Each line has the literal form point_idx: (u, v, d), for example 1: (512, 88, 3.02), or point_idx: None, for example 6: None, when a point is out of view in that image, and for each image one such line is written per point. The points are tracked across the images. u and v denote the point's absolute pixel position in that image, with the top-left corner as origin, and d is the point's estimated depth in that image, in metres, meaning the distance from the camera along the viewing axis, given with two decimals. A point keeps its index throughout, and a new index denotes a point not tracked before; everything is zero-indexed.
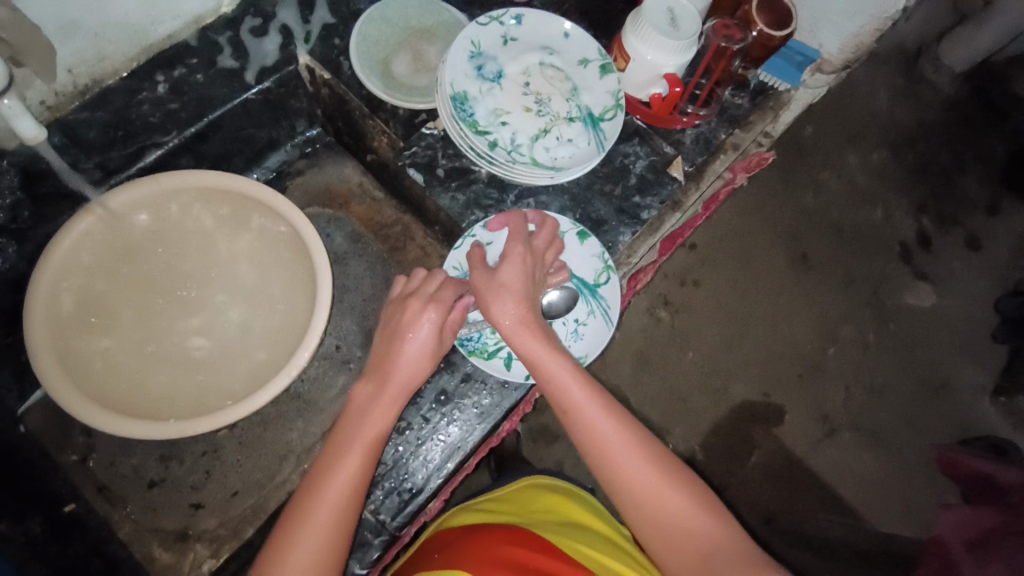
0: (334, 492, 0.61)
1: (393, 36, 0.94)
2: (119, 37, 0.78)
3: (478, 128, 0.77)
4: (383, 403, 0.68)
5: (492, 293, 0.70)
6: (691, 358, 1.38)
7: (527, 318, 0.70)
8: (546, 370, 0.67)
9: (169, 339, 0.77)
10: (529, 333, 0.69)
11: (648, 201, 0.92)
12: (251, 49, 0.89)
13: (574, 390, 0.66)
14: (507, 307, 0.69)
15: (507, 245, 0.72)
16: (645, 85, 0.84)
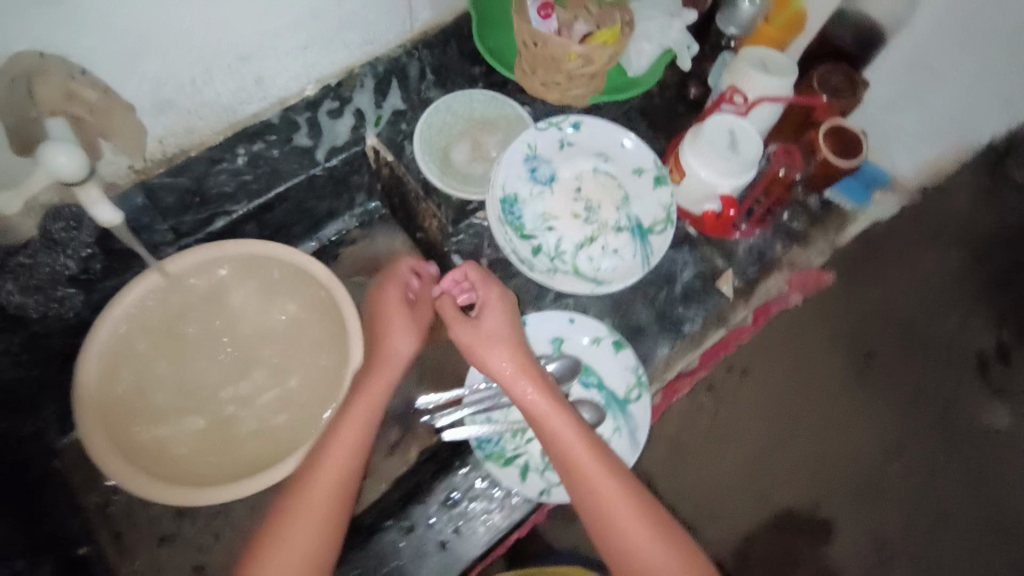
0: (324, 479, 0.66)
1: (456, 125, 0.98)
2: (209, 114, 0.84)
3: (524, 232, 0.78)
4: (362, 399, 0.72)
5: (485, 344, 0.76)
6: (730, 458, 1.27)
7: (522, 365, 0.76)
8: (548, 421, 0.73)
9: (203, 401, 0.81)
10: (528, 380, 0.74)
11: (691, 312, 0.90)
12: (326, 129, 0.95)
13: (577, 446, 0.71)
14: (503, 356, 0.75)
15: (486, 297, 0.79)
16: (699, 200, 0.82)
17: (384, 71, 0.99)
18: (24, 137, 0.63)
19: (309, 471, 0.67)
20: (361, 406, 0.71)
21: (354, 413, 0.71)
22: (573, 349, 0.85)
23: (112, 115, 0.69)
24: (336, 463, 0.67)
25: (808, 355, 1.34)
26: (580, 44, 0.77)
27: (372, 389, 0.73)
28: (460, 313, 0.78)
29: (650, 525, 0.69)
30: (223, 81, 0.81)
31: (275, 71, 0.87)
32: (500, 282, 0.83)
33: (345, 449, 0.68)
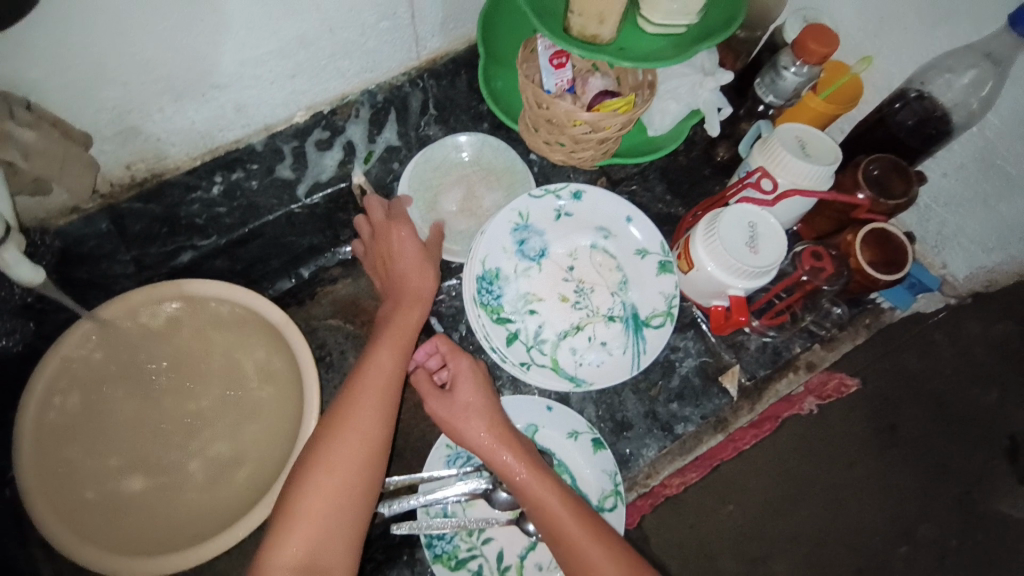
0: (353, 438, 0.63)
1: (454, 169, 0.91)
2: (182, 140, 0.78)
3: (501, 313, 0.70)
4: (387, 356, 0.69)
5: (460, 417, 0.68)
6: (729, 512, 0.86)
7: (502, 434, 0.67)
8: (535, 496, 0.64)
9: (145, 454, 0.75)
10: (507, 452, 0.66)
11: (686, 412, 0.80)
12: (311, 162, 0.89)
13: (568, 520, 0.62)
14: (479, 427, 0.67)
15: (455, 364, 0.70)
16: (707, 294, 0.72)
17: (383, 100, 0.91)
18: None
19: (320, 461, 0.61)
20: (372, 395, 0.66)
21: (365, 402, 0.65)
22: (548, 440, 0.76)
23: (55, 153, 0.64)
24: (347, 455, 0.62)
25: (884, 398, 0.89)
26: (591, 113, 0.68)
27: (387, 378, 0.67)
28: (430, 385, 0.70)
29: None
30: (196, 108, 0.75)
31: (259, 100, 0.80)
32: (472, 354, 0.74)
33: (361, 438, 0.63)
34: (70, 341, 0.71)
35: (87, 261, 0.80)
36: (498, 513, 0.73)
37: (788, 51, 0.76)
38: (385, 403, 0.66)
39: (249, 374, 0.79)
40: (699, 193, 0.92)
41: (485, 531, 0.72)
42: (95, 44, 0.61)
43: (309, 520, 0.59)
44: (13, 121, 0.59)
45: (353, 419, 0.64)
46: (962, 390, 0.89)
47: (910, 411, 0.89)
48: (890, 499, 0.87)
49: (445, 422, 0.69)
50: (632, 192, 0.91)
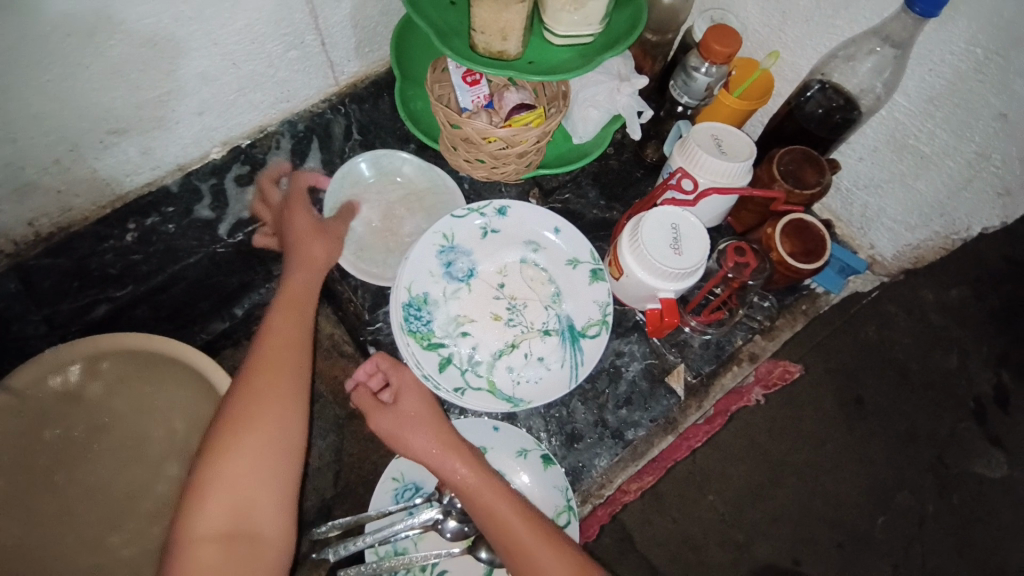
0: (267, 401, 0.61)
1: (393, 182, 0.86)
2: (89, 190, 0.75)
3: (432, 339, 0.68)
4: (294, 319, 0.68)
5: (405, 426, 0.65)
6: (710, 502, 0.86)
7: (450, 441, 0.64)
8: (486, 504, 0.61)
9: (77, 537, 0.70)
10: (457, 459, 0.63)
11: (636, 417, 0.77)
12: (233, 198, 0.86)
13: (522, 530, 0.59)
14: (423, 434, 0.64)
15: (397, 376, 0.68)
16: (640, 298, 0.71)
17: (304, 129, 0.89)
18: None
19: (231, 434, 0.59)
20: (280, 357, 0.65)
21: (274, 363, 0.64)
22: (496, 460, 0.74)
23: None
24: (263, 417, 0.60)
25: (836, 381, 0.90)
26: (505, 130, 0.69)
27: (294, 340, 0.66)
28: (374, 405, 0.67)
29: None
30: (99, 157, 0.73)
31: (166, 141, 0.77)
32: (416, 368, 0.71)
33: (273, 403, 0.61)
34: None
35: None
36: (451, 544, 0.71)
37: (696, 53, 0.78)
38: (296, 362, 0.65)
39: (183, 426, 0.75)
40: (634, 195, 0.92)
41: (438, 564, 0.70)
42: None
43: (229, 484, 0.57)
44: None
45: (266, 385, 0.62)
46: (904, 364, 0.91)
47: (869, 381, 0.90)
48: (848, 478, 0.87)
49: (390, 437, 0.66)
50: (566, 200, 0.90)
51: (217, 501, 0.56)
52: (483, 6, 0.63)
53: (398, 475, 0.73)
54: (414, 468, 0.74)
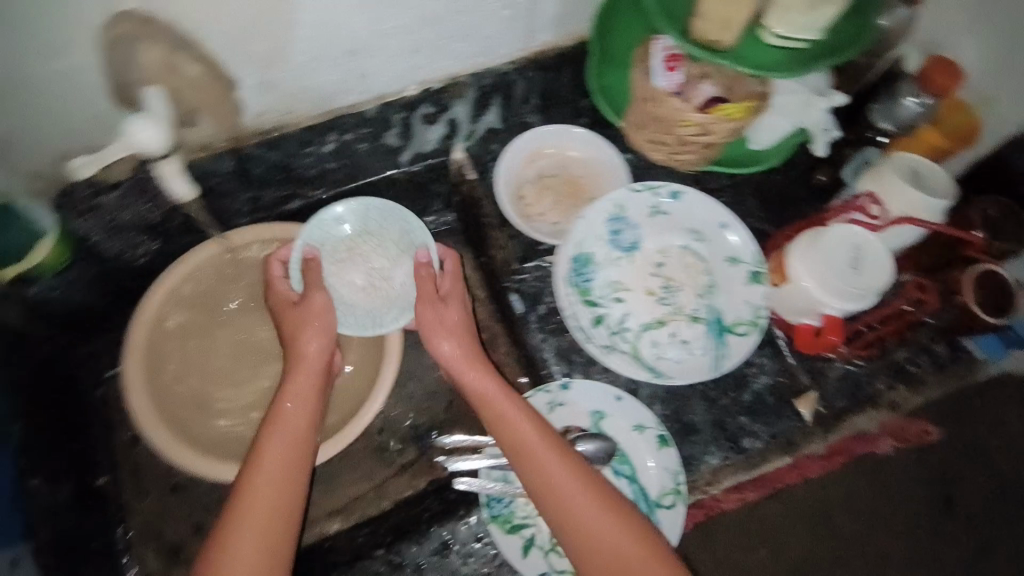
0: (257, 505, 0.63)
1: (391, 241, 0.86)
2: (310, 100, 0.85)
3: (588, 297, 0.73)
4: (288, 413, 0.70)
5: (439, 329, 0.75)
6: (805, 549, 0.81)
7: (469, 353, 0.74)
8: (498, 415, 0.70)
9: (224, 378, 0.85)
10: (478, 369, 0.72)
11: (755, 428, 0.80)
12: (418, 134, 0.95)
13: (533, 441, 0.67)
14: (446, 341, 0.74)
15: (448, 283, 0.79)
16: (802, 312, 0.70)
17: (490, 85, 0.94)
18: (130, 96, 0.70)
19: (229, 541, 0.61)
20: (283, 452, 0.67)
21: (274, 459, 0.66)
22: (613, 428, 0.79)
23: (210, 84, 0.74)
24: (263, 519, 0.63)
25: (964, 459, 0.85)
26: (705, 115, 0.69)
27: (299, 432, 0.69)
28: (428, 288, 0.78)
29: (614, 517, 0.63)
30: (327, 70, 0.81)
31: (381, 69, 0.86)
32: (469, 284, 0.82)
33: (268, 505, 0.63)
34: (166, 285, 0.81)
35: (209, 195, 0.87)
36: None
37: (912, 81, 0.77)
38: (298, 456, 0.67)
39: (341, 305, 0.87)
40: (790, 214, 0.91)
41: None
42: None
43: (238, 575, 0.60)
44: (185, 54, 0.68)
45: (258, 488, 0.64)
46: None
47: (999, 465, 0.85)
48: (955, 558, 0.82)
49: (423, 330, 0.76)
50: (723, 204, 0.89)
51: None
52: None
53: None
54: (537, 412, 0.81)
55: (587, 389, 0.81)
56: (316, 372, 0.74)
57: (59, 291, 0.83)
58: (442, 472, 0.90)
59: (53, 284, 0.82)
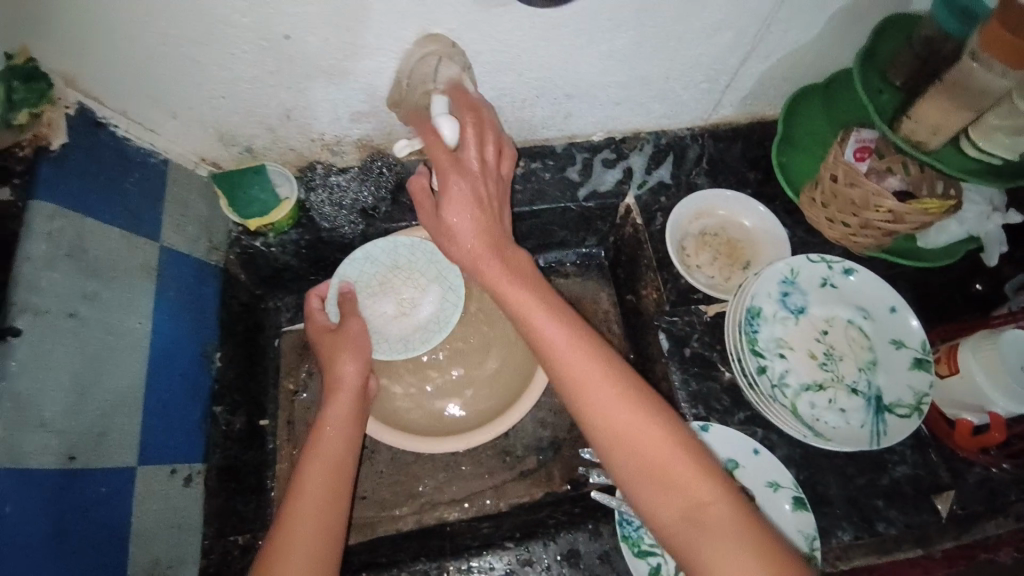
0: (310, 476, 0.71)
1: (420, 272, 0.94)
2: (521, 129, 0.98)
3: (755, 347, 0.77)
4: (336, 402, 0.79)
5: (444, 229, 0.72)
6: None
7: (483, 231, 0.70)
8: (515, 309, 0.67)
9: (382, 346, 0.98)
10: (488, 256, 0.70)
11: (890, 514, 0.82)
12: (595, 174, 1.04)
13: (550, 331, 0.65)
14: (460, 215, 0.69)
15: (439, 168, 0.69)
16: (959, 406, 0.78)
17: (666, 143, 1.04)
18: (407, 108, 0.83)
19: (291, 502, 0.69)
20: (319, 474, 0.71)
21: (314, 478, 0.71)
22: (746, 479, 0.82)
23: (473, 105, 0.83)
24: (308, 534, 0.66)
25: None
26: (901, 204, 0.75)
27: (338, 455, 0.74)
28: (423, 184, 0.72)
29: (633, 408, 0.61)
30: (543, 106, 0.93)
31: (585, 112, 0.96)
32: (491, 118, 0.75)
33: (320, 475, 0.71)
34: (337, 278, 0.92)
35: (413, 192, 0.98)
36: None
37: None
38: (335, 477, 0.72)
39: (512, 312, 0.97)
40: (940, 316, 0.93)
41: None
42: (512, 35, 0.76)
43: (303, 526, 0.66)
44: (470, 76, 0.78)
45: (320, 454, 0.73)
46: None
47: None
48: None
49: (433, 224, 0.73)
50: None
51: (297, 535, 0.65)
52: (933, 103, 0.74)
53: None
54: None
55: (725, 433, 0.83)
56: (351, 398, 0.80)
57: (275, 250, 0.96)
58: (558, 486, 0.95)
59: (274, 243, 0.95)
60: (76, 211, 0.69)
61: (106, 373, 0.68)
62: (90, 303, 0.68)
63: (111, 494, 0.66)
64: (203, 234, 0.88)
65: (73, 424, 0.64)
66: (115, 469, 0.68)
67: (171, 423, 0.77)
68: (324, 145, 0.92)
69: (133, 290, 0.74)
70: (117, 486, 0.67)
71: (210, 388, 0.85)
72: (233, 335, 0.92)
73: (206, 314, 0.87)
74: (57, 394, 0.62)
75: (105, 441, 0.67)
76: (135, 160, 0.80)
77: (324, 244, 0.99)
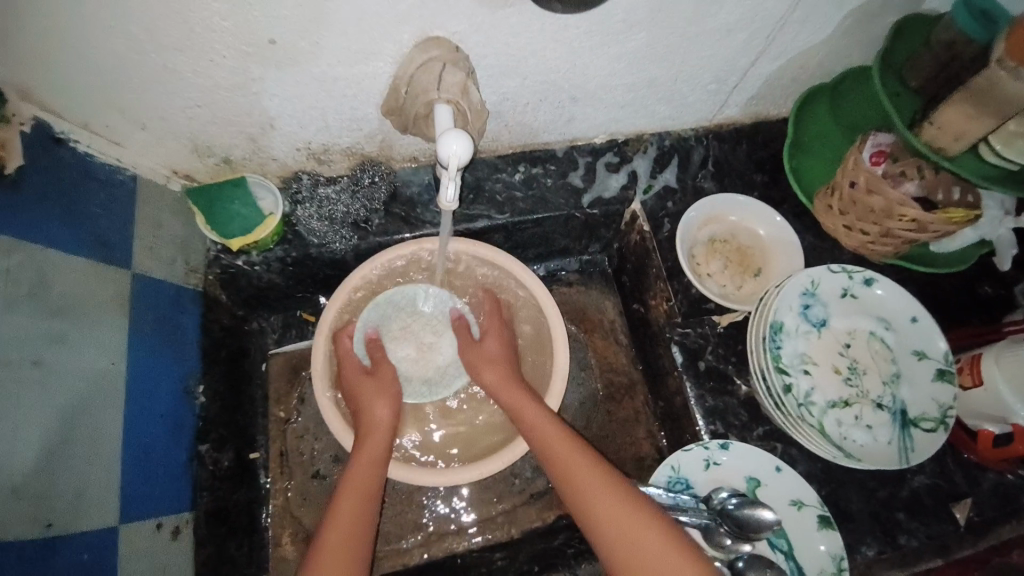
0: (334, 531, 0.69)
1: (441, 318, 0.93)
2: (522, 133, 0.92)
3: (779, 364, 0.74)
4: (372, 438, 0.77)
5: (478, 363, 0.86)
6: None
7: (506, 378, 0.83)
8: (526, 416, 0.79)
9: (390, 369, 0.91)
10: (515, 391, 0.82)
11: (912, 525, 0.79)
12: (599, 179, 0.99)
13: (542, 425, 0.77)
14: (487, 374, 0.84)
15: (488, 321, 0.89)
16: (982, 417, 0.76)
17: (670, 146, 1.00)
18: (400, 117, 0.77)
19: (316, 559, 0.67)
20: (348, 516, 0.70)
21: (343, 520, 0.70)
22: (770, 497, 0.79)
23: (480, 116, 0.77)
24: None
25: None
26: (925, 213, 0.74)
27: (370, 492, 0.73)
28: (465, 333, 0.89)
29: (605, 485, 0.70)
30: (546, 110, 0.87)
31: (588, 116, 0.91)
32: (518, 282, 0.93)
33: (348, 526, 0.70)
34: (341, 299, 0.87)
35: (408, 202, 0.92)
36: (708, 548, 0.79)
37: None
38: (364, 518, 0.71)
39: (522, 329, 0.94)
40: (952, 317, 0.91)
41: None
42: (518, 38, 0.70)
43: None
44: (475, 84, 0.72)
45: (357, 495, 0.72)
46: None
47: None
48: None
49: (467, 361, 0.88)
50: None
51: None
52: (955, 109, 0.72)
53: (676, 465, 0.80)
54: (692, 467, 0.80)
55: (748, 452, 0.80)
56: (383, 436, 0.78)
57: (258, 268, 0.88)
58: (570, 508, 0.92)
59: (257, 261, 0.87)
60: (36, 242, 0.61)
61: (81, 424, 0.60)
62: (55, 347, 0.60)
63: (95, 560, 0.59)
64: (179, 254, 0.80)
65: (46, 486, 0.56)
66: (96, 532, 0.60)
67: (155, 471, 0.69)
68: (310, 154, 0.85)
69: (104, 326, 0.66)
70: (99, 550, 0.60)
71: (195, 425, 0.77)
72: (217, 363, 0.84)
73: (186, 343, 0.79)
74: (26, 455, 0.55)
75: (84, 500, 0.59)
76: (100, 179, 0.72)
77: (311, 261, 0.91)
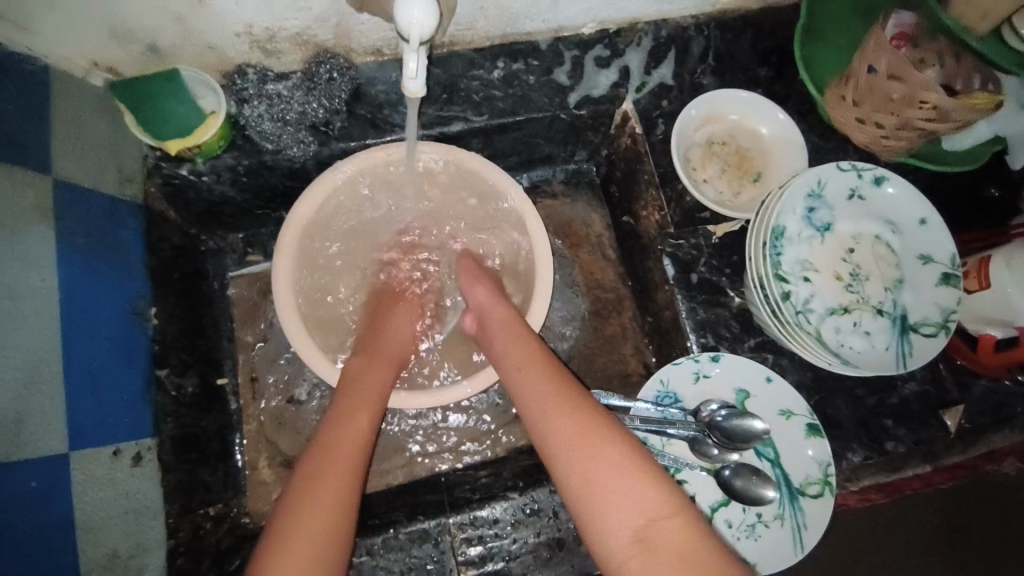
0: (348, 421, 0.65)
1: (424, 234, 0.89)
2: (498, 19, 0.81)
3: (779, 272, 0.69)
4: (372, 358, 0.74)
5: (470, 280, 0.82)
6: (875, 524, 0.92)
7: (497, 298, 0.79)
8: (521, 333, 0.74)
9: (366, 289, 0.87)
10: (506, 309, 0.78)
11: (899, 431, 0.77)
12: (587, 75, 0.88)
13: (531, 347, 0.72)
14: (479, 294, 0.80)
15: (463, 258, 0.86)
16: (985, 322, 0.73)
17: (667, 36, 0.89)
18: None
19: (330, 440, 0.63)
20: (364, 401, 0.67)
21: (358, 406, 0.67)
22: (759, 407, 0.76)
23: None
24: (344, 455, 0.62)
25: None
26: (949, 98, 0.66)
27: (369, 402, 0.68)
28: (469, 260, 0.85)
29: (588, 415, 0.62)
30: None
31: None
32: (487, 197, 0.85)
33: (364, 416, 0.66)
34: (302, 216, 0.78)
35: (373, 102, 0.81)
36: (697, 460, 0.77)
37: None
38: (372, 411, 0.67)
39: (502, 243, 0.87)
40: (959, 223, 0.85)
41: (680, 471, 0.76)
42: None
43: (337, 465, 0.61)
44: None
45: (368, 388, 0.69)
46: None
47: None
48: None
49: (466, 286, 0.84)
50: None
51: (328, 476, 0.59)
52: None
53: (664, 380, 0.77)
54: (681, 381, 0.77)
55: (738, 364, 0.77)
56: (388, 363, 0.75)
57: (207, 179, 0.79)
58: None
59: (205, 171, 0.77)
60: None
61: (12, 349, 0.54)
62: None
63: (45, 488, 0.55)
64: (110, 160, 0.71)
65: None
66: (45, 459, 0.56)
67: (110, 400, 0.64)
68: (254, 43, 0.73)
69: (29, 240, 0.58)
70: (53, 477, 0.56)
71: (151, 348, 0.71)
72: (170, 284, 0.77)
73: (132, 261, 0.71)
74: None
75: (24, 428, 0.54)
76: (4, 69, 0.61)
77: (268, 171, 0.81)
